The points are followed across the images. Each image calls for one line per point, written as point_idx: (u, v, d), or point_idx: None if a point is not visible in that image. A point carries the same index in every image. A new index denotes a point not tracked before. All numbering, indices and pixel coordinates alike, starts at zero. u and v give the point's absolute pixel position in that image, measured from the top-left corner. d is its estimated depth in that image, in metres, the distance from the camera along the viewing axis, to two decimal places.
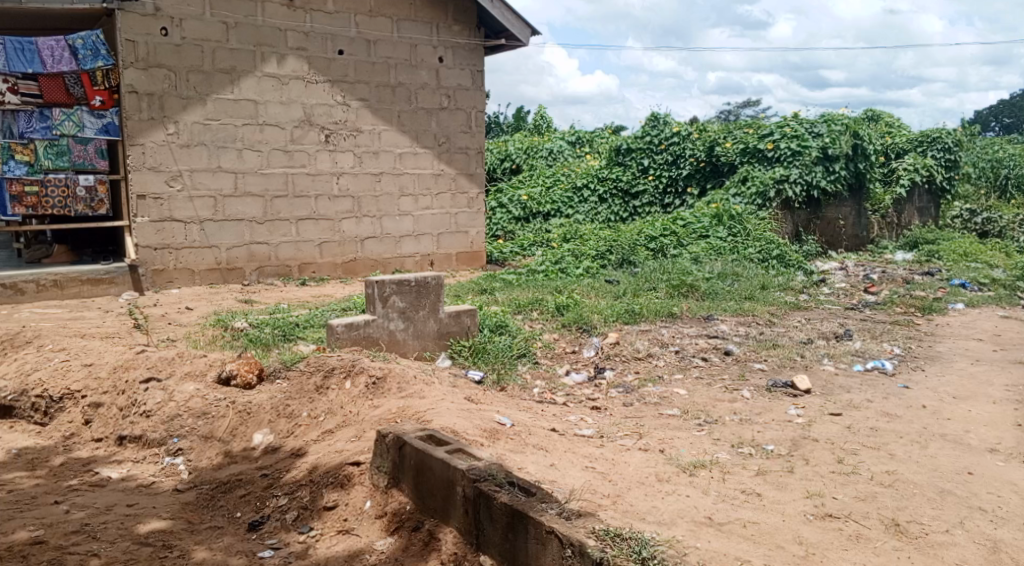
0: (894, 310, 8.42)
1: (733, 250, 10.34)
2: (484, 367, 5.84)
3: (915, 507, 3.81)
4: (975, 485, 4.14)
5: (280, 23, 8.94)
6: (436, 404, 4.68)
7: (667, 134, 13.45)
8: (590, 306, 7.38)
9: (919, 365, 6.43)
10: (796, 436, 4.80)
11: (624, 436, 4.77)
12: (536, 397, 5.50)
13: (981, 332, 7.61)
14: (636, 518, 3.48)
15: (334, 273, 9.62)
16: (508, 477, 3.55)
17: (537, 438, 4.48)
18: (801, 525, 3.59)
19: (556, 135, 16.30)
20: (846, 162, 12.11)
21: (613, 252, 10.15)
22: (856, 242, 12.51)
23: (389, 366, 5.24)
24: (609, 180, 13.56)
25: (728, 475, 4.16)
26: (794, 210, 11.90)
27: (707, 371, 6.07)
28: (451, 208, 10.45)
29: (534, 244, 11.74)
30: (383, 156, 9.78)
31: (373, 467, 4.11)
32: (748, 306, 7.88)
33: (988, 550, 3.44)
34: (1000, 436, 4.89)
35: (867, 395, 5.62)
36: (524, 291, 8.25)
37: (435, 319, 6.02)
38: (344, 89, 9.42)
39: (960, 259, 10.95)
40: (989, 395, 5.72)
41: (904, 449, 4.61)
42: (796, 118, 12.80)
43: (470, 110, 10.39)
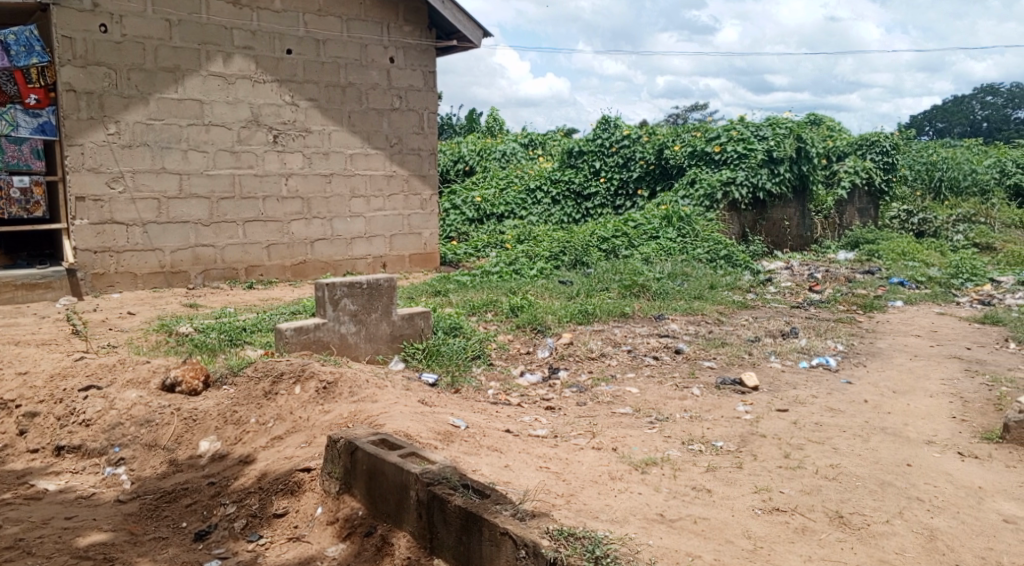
0: (837, 308, 8.62)
1: (683, 251, 10.47)
2: (437, 369, 5.79)
3: (858, 499, 3.89)
4: (914, 476, 4.24)
5: (225, 21, 8.74)
6: (389, 408, 4.62)
7: (618, 137, 13.58)
8: (544, 307, 7.37)
9: (861, 361, 6.58)
10: (745, 432, 4.86)
11: (578, 436, 4.77)
12: (490, 398, 5.47)
13: (919, 328, 7.83)
14: (588, 516, 3.47)
15: (283, 275, 9.45)
16: (462, 479, 3.51)
17: (490, 440, 4.45)
18: (750, 519, 3.63)
19: (509, 137, 16.31)
20: (791, 164, 12.36)
21: (566, 253, 10.19)
22: (801, 243, 12.80)
23: (340, 370, 5.15)
24: (561, 182, 13.61)
25: (679, 472, 4.19)
26: (740, 211, 12.11)
27: (658, 370, 6.12)
28: (404, 210, 10.36)
29: (488, 245, 11.72)
30: (333, 157, 9.65)
31: (324, 473, 4.03)
32: (698, 306, 7.96)
33: (926, 538, 3.51)
34: (937, 429, 5.02)
35: (812, 391, 5.73)
36: (478, 292, 8.22)
37: (388, 321, 5.94)
38: (293, 89, 9.27)
39: (899, 258, 11.27)
40: (926, 388, 5.88)
41: (847, 443, 4.70)
42: (742, 121, 13.03)
43: (422, 111, 10.32)
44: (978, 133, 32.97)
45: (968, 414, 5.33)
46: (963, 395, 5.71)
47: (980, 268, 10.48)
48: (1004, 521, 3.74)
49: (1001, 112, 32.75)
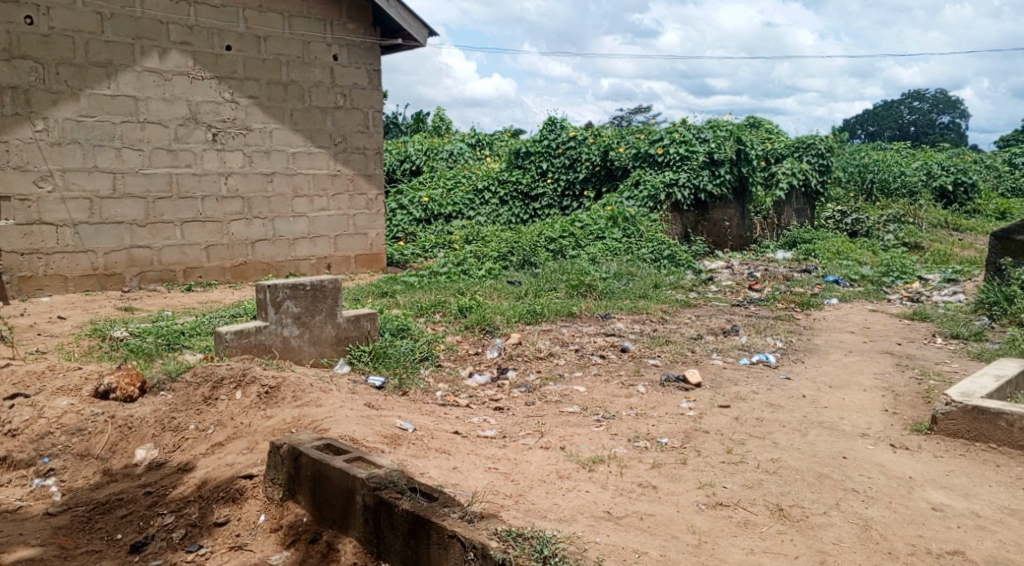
0: (776, 305, 8.81)
1: (628, 251, 10.56)
2: (384, 372, 5.71)
3: (797, 492, 3.97)
4: (850, 468, 4.35)
5: (160, 15, 8.48)
6: (334, 412, 4.53)
7: (564, 138, 13.67)
8: (492, 307, 7.35)
9: (799, 358, 6.73)
10: (689, 428, 4.92)
11: (526, 436, 4.75)
12: (438, 400, 5.41)
13: (853, 325, 8.05)
14: (537, 516, 3.46)
15: (222, 277, 9.21)
16: (409, 483, 3.46)
17: (438, 442, 4.40)
18: (694, 514, 3.67)
19: (456, 136, 16.25)
20: (731, 166, 12.58)
21: (514, 253, 10.18)
22: (741, 242, 13.02)
23: (282, 375, 5.03)
24: (509, 183, 13.61)
25: (626, 469, 4.21)
26: (682, 212, 12.30)
27: (605, 368, 6.15)
28: (349, 210, 10.21)
29: (436, 246, 11.64)
30: (275, 156, 9.45)
31: (268, 479, 3.94)
32: (643, 305, 8.04)
33: (862, 528, 3.60)
34: (871, 421, 5.17)
35: (753, 387, 5.84)
36: (426, 293, 8.16)
37: (333, 323, 5.83)
38: (233, 86, 9.05)
39: (834, 257, 11.57)
40: (860, 383, 6.05)
41: (786, 437, 4.80)
42: (683, 124, 13.25)
43: (367, 110, 10.19)
44: (906, 137, 34.18)
45: (899, 407, 5.49)
46: (894, 389, 5.90)
47: (909, 266, 10.85)
48: (933, 509, 3.85)
49: (927, 117, 34.04)
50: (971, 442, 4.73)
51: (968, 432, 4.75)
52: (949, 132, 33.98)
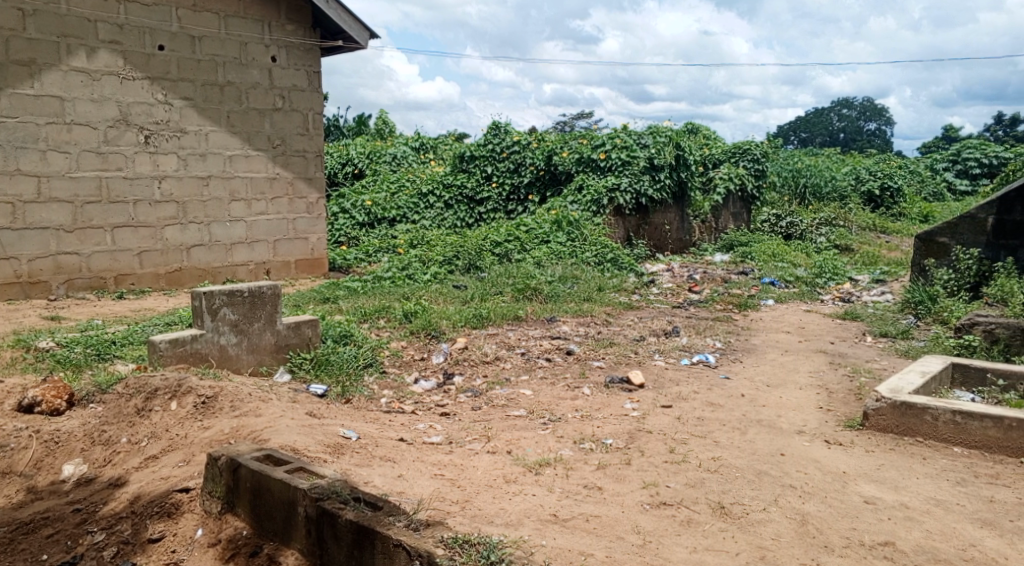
0: (715, 307, 8.97)
1: (572, 254, 10.61)
2: (327, 380, 5.59)
3: (738, 490, 4.03)
4: (788, 464, 4.43)
5: (87, 13, 8.18)
6: (274, 422, 4.41)
7: (508, 143, 13.71)
8: (437, 312, 7.29)
9: (739, 357, 6.86)
10: (633, 428, 4.95)
11: (472, 441, 4.71)
12: (383, 407, 5.33)
13: (789, 325, 8.25)
14: (483, 522, 3.43)
15: (156, 284, 8.92)
16: (353, 492, 3.38)
17: (383, 450, 4.33)
18: (639, 514, 3.69)
19: (399, 139, 16.12)
20: (671, 171, 12.79)
21: (459, 257, 10.12)
22: (681, 245, 13.20)
23: (220, 384, 4.89)
24: (454, 187, 13.54)
25: (571, 471, 4.21)
26: (625, 216, 12.42)
27: (551, 371, 6.16)
28: (288, 214, 10.01)
29: (379, 250, 11.51)
30: (211, 159, 9.21)
31: (205, 492, 3.82)
32: (587, 307, 8.09)
33: (799, 523, 3.67)
34: (807, 419, 5.28)
35: (694, 387, 5.92)
36: (369, 298, 8.06)
37: (272, 331, 5.68)
38: (166, 87, 8.79)
39: (770, 259, 11.84)
40: (796, 381, 6.19)
41: (727, 436, 4.87)
42: (624, 129, 13.44)
43: (307, 112, 10.01)
44: (836, 143, 35.29)
45: (833, 404, 5.63)
46: (829, 386, 6.05)
47: (841, 267, 11.18)
48: (866, 503, 3.95)
49: (855, 124, 35.24)
50: (900, 436, 4.87)
51: (897, 427, 4.89)
52: (877, 138, 35.20)
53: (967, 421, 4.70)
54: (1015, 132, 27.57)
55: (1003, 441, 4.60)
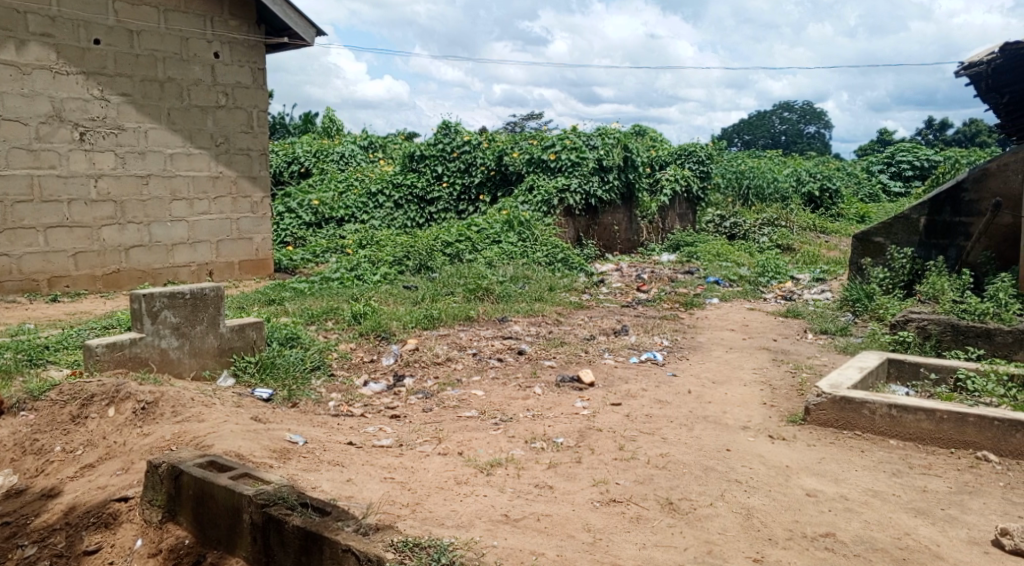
0: (662, 305, 9.07)
1: (523, 255, 10.62)
2: (273, 384, 5.48)
3: (685, 485, 4.07)
4: (733, 460, 4.49)
5: (17, 4, 7.87)
6: (218, 427, 4.30)
7: (458, 143, 13.66)
8: (387, 313, 7.21)
9: (685, 355, 6.95)
10: (583, 427, 4.96)
11: (423, 443, 4.67)
12: (331, 411, 5.23)
13: (734, 322, 8.39)
14: (434, 524, 3.40)
15: (92, 286, 8.63)
16: (300, 498, 3.31)
17: (331, 454, 4.25)
18: (589, 512, 3.70)
19: (347, 138, 15.92)
20: (619, 172, 12.92)
21: (410, 258, 10.03)
22: (629, 246, 13.32)
23: (160, 389, 4.74)
24: (403, 186, 13.43)
25: (523, 471, 4.20)
26: (575, 217, 12.48)
27: (502, 371, 6.14)
28: (232, 213, 9.79)
29: (327, 251, 11.34)
30: (150, 157, 8.95)
31: (144, 501, 3.69)
32: (538, 307, 8.10)
33: (744, 517, 3.73)
34: (752, 415, 5.37)
35: (642, 385, 5.97)
36: (317, 299, 7.94)
37: (215, 334, 5.53)
38: (102, 82, 8.51)
39: (715, 258, 12.04)
40: (741, 378, 6.30)
41: (675, 432, 4.92)
42: (574, 130, 13.52)
43: (251, 110, 9.81)
44: (778, 146, 36.12)
45: (777, 399, 5.74)
46: (772, 382, 6.17)
47: (783, 266, 11.40)
48: (807, 495, 4.03)
49: (796, 127, 36.14)
50: (839, 430, 4.98)
51: (836, 422, 5.01)
52: (817, 141, 36.14)
53: (902, 414, 4.83)
54: (944, 136, 28.57)
55: (936, 433, 4.74)
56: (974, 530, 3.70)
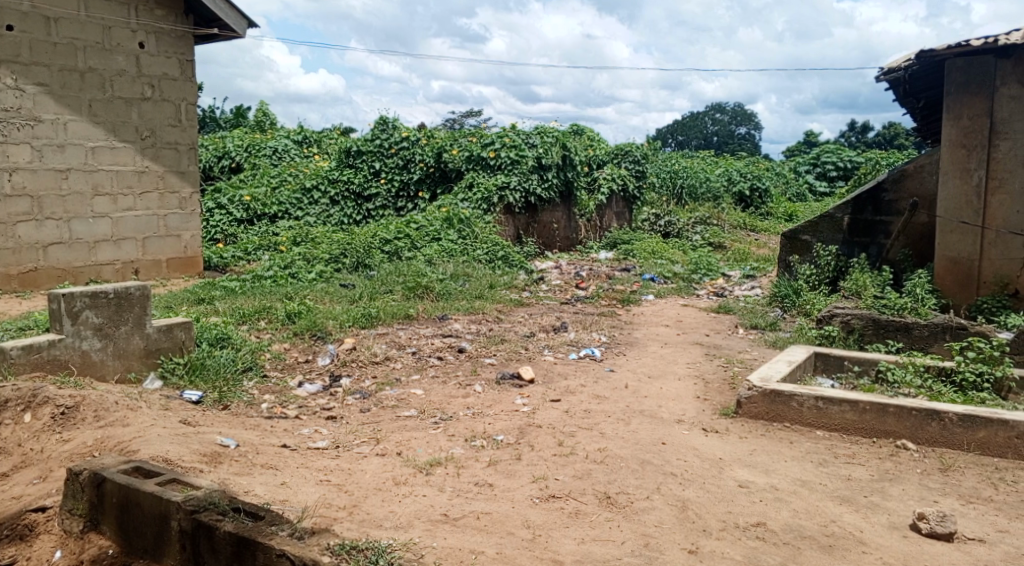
0: (599, 302, 9.15)
1: (463, 252, 10.55)
2: (202, 386, 5.30)
3: (622, 480, 4.09)
4: (669, 453, 4.55)
5: None
6: (145, 432, 4.14)
7: (396, 139, 13.54)
8: (323, 312, 7.07)
9: (622, 351, 7.02)
10: (523, 423, 4.95)
11: (360, 444, 4.58)
12: (264, 413, 5.09)
13: (668, 318, 8.52)
14: (371, 526, 3.34)
15: (7, 286, 8.24)
16: (232, 503, 3.20)
17: (264, 457, 4.14)
18: (528, 508, 3.68)
19: (281, 132, 15.58)
20: (558, 170, 12.96)
21: (347, 256, 9.87)
22: (568, 243, 13.36)
23: (81, 393, 4.54)
24: (339, 182, 13.22)
25: (462, 469, 4.16)
26: (515, 214, 12.47)
27: (442, 370, 6.08)
28: (159, 210, 9.45)
29: (260, 248, 11.07)
30: (70, 150, 8.58)
31: (64, 510, 3.53)
32: (479, 305, 8.06)
33: (680, 509, 3.77)
34: (686, 408, 5.45)
35: (581, 381, 6.00)
36: (249, 298, 7.74)
37: (141, 335, 5.33)
38: (16, 71, 8.11)
39: (650, 256, 12.19)
40: (675, 372, 6.40)
41: (612, 427, 4.96)
42: (513, 128, 13.54)
43: (179, 102, 9.49)
44: (709, 146, 36.86)
45: (709, 393, 5.83)
46: (705, 376, 6.28)
47: (715, 264, 11.61)
48: (739, 486, 4.11)
49: (727, 128, 36.94)
50: (769, 422, 5.10)
51: (766, 415, 5.12)
52: (748, 142, 37.02)
53: (827, 406, 4.97)
54: (865, 138, 29.63)
55: (859, 423, 4.89)
56: (894, 515, 3.83)
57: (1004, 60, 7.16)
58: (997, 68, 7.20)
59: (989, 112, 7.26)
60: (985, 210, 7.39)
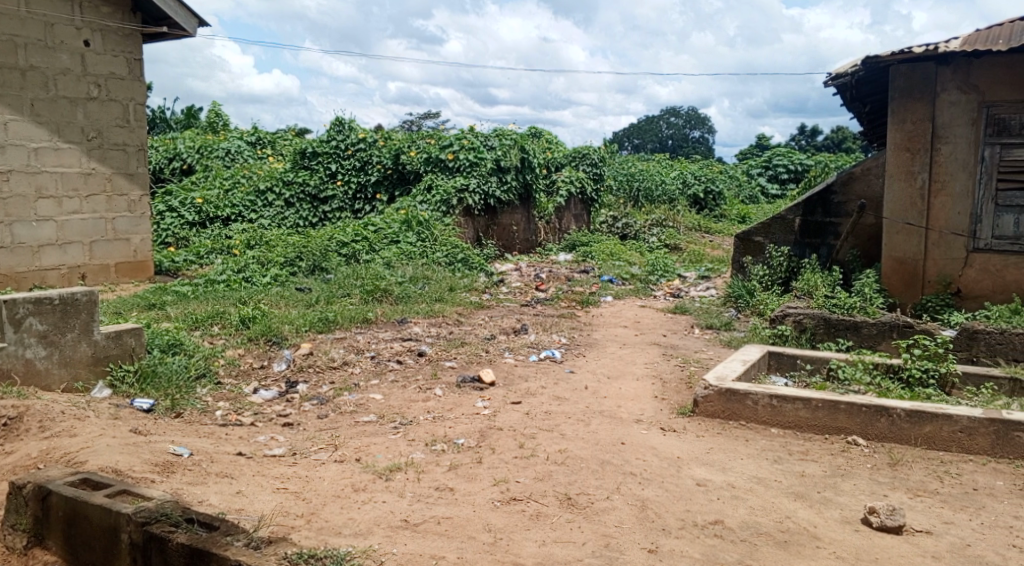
0: (559, 304, 9.16)
1: (422, 255, 10.48)
2: (153, 393, 5.16)
3: (583, 480, 4.09)
4: (628, 453, 4.56)
5: None
6: (93, 442, 4.01)
7: (353, 140, 13.43)
8: (279, 317, 6.95)
9: (581, 352, 7.03)
10: (484, 426, 4.92)
11: (318, 451, 4.50)
12: (218, 420, 4.98)
13: (627, 319, 8.58)
14: (330, 534, 3.28)
15: None
16: (185, 514, 3.11)
17: (218, 466, 4.03)
18: (489, 512, 3.66)
19: (234, 133, 15.30)
20: (517, 173, 12.97)
21: (303, 259, 9.73)
22: (528, 246, 13.37)
23: (25, 404, 4.38)
24: (294, 184, 13.02)
25: (422, 474, 4.11)
26: (474, 217, 12.42)
27: (401, 374, 6.02)
28: (106, 212, 9.20)
29: (213, 252, 10.85)
30: (12, 151, 8.30)
31: (6, 526, 3.40)
32: (438, 308, 8.00)
33: (640, 509, 3.78)
34: (645, 408, 5.48)
35: (541, 382, 5.99)
36: (202, 303, 7.57)
37: (88, 341, 5.17)
38: None
39: (608, 257, 12.26)
40: (634, 372, 6.43)
41: (572, 428, 4.96)
42: (471, 130, 13.52)
43: (127, 102, 9.26)
44: (665, 150, 37.26)
45: (667, 393, 5.88)
46: (664, 376, 6.33)
47: (672, 265, 11.73)
48: (697, 485, 4.13)
49: (682, 132, 37.39)
50: (725, 421, 5.15)
51: (722, 413, 5.17)
52: (702, 146, 37.52)
53: (782, 404, 5.03)
54: (815, 142, 30.25)
55: (812, 420, 4.97)
56: (847, 510, 3.89)
57: (944, 67, 7.38)
58: (937, 75, 7.42)
59: (932, 117, 7.47)
60: (929, 212, 7.58)
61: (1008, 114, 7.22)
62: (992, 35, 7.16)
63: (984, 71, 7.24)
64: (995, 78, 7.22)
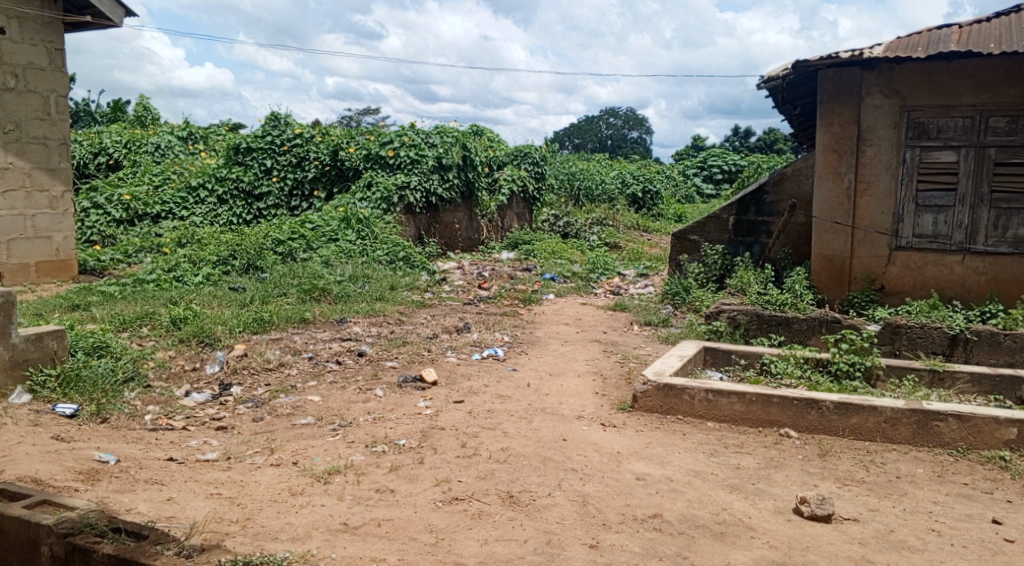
0: (502, 302, 9.15)
1: (362, 253, 10.34)
2: (77, 398, 4.94)
3: (524, 478, 4.09)
4: (569, 449, 4.57)
5: None
6: (10, 451, 3.82)
7: (288, 136, 13.09)
8: (212, 317, 6.74)
9: (523, 350, 7.03)
10: (425, 426, 4.87)
11: (253, 454, 4.38)
12: (147, 425, 4.81)
13: (568, 317, 8.62)
14: (266, 539, 3.20)
15: None
16: (112, 523, 2.98)
17: (148, 472, 3.89)
18: (430, 512, 3.61)
19: (164, 127, 14.82)
20: (458, 171, 12.92)
21: (237, 257, 9.48)
22: (470, 244, 13.32)
23: None
24: (228, 180, 12.69)
25: (362, 477, 4.04)
26: (415, 215, 12.31)
27: (341, 375, 5.91)
28: (25, 208, 8.80)
29: (141, 250, 10.49)
30: None
31: None
32: (379, 307, 7.90)
33: (581, 505, 3.79)
34: (586, 404, 5.51)
35: (483, 381, 5.97)
36: (130, 303, 7.31)
37: (5, 344, 4.90)
38: None
39: (550, 256, 12.30)
40: (575, 369, 6.47)
41: (514, 426, 4.94)
42: (411, 127, 13.39)
43: (47, 94, 8.87)
44: (604, 150, 37.64)
45: (607, 389, 5.91)
46: (604, 372, 6.38)
47: (611, 263, 11.84)
48: (636, 479, 4.17)
49: (620, 132, 37.83)
50: (663, 415, 5.21)
51: (660, 408, 5.23)
52: (640, 146, 38.04)
53: (717, 398, 5.12)
54: (748, 143, 30.95)
55: (746, 414, 5.07)
56: (780, 501, 3.98)
57: (868, 72, 7.62)
58: (862, 79, 7.66)
59: (857, 121, 7.71)
60: (855, 211, 7.83)
61: (927, 118, 7.50)
62: (912, 42, 7.43)
63: (906, 76, 7.50)
64: (915, 83, 7.49)
